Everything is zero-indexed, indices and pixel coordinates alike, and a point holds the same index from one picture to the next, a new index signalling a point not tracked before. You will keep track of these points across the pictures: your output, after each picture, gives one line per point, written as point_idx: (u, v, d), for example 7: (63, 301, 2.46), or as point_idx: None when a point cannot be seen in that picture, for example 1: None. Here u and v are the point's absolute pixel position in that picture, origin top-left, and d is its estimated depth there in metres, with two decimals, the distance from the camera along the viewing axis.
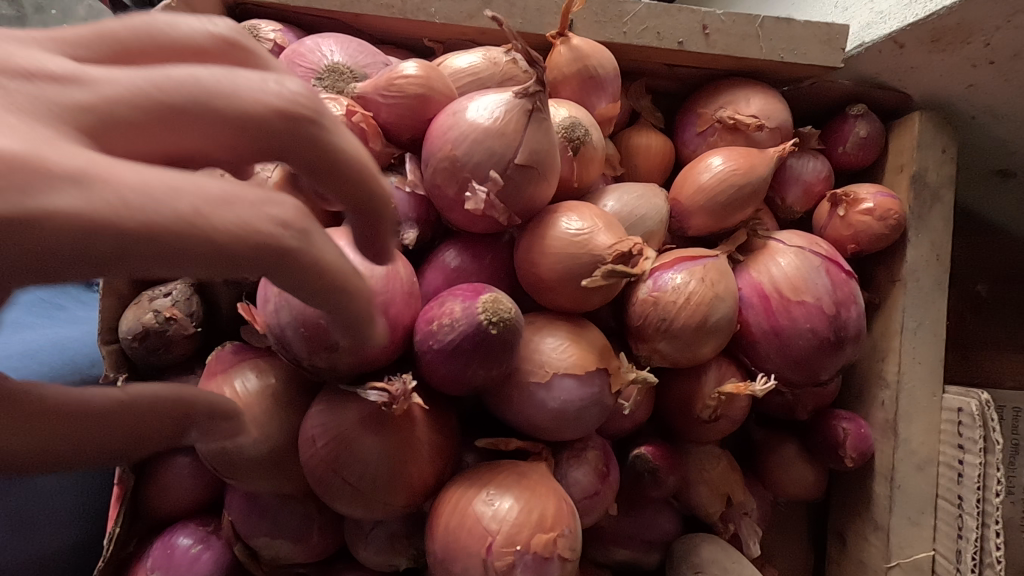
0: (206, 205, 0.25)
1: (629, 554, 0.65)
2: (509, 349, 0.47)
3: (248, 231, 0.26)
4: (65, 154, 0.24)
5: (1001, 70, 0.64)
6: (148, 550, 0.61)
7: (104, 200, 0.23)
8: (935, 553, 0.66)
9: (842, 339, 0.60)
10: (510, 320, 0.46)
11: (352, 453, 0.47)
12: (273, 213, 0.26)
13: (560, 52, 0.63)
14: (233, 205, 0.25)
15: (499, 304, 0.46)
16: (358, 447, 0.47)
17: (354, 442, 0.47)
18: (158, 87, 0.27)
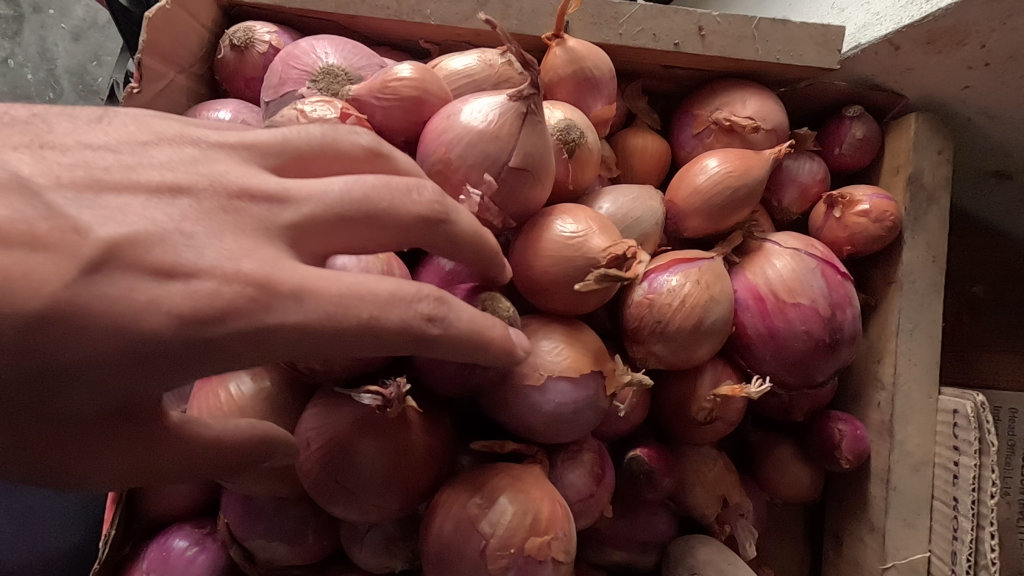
0: (380, 305, 0.36)
1: (625, 556, 0.65)
2: None
3: (405, 324, 0.36)
4: (292, 272, 0.34)
5: (997, 72, 0.64)
6: (143, 553, 0.61)
7: (320, 309, 0.34)
8: (930, 555, 0.66)
9: (837, 341, 0.60)
10: (508, 318, 0.47)
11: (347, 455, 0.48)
12: (419, 308, 0.37)
13: (556, 54, 0.63)
14: (397, 305, 0.36)
15: (498, 301, 0.47)
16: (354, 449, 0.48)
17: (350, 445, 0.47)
18: (343, 205, 0.38)
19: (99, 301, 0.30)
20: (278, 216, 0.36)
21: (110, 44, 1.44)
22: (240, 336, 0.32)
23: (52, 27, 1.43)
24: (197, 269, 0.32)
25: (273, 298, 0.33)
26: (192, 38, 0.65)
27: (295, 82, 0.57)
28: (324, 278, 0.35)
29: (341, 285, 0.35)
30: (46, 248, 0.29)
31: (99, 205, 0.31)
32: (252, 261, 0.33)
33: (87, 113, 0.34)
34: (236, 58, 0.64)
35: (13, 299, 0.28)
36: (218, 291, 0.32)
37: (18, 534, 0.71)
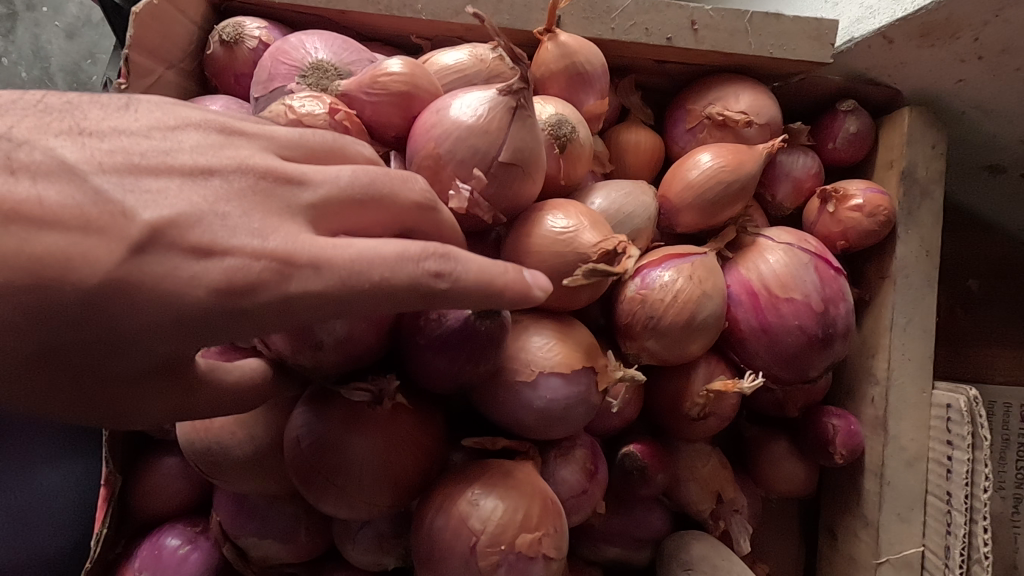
0: (389, 264, 0.35)
1: (619, 552, 0.65)
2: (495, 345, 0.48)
3: (413, 282, 0.35)
4: (307, 245, 0.35)
5: (990, 65, 0.64)
6: (136, 551, 0.61)
7: (335, 277, 0.35)
8: (924, 550, 0.66)
9: (830, 336, 0.60)
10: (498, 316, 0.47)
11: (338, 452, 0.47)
12: (426, 265, 0.36)
13: (548, 49, 0.63)
14: (403, 263, 0.35)
15: None
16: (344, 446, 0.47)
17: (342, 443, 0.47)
18: (350, 189, 0.39)
19: (147, 277, 0.32)
20: (297, 197, 0.37)
21: (105, 42, 1.43)
22: (268, 304, 0.34)
23: (46, 25, 1.42)
24: (228, 247, 0.34)
25: (293, 268, 0.34)
26: (181, 34, 0.64)
27: (285, 78, 0.57)
28: (336, 246, 0.35)
29: (352, 251, 0.35)
30: (98, 230, 0.32)
31: (140, 187, 0.34)
32: (274, 237, 0.35)
33: (115, 103, 0.38)
34: (226, 53, 0.64)
35: (72, 272, 0.31)
36: (247, 266, 0.34)
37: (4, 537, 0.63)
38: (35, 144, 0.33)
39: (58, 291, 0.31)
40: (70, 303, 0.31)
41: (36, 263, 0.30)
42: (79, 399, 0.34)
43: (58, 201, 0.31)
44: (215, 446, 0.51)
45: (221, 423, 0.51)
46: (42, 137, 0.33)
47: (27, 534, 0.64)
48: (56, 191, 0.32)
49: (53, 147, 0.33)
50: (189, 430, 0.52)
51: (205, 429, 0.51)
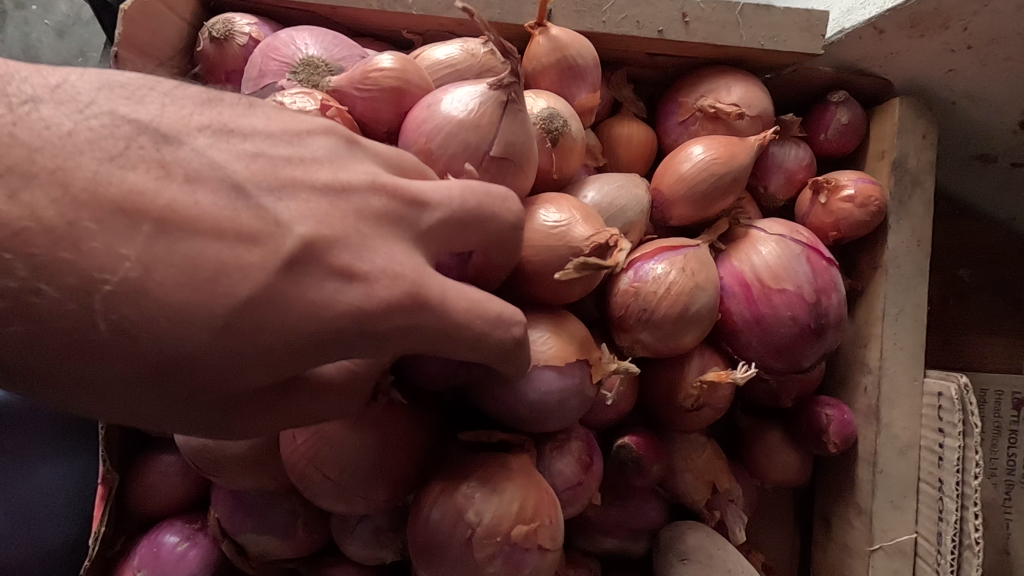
0: (490, 324, 0.37)
1: (616, 543, 0.66)
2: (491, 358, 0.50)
3: (503, 344, 0.37)
4: (435, 281, 0.35)
5: (979, 54, 0.64)
6: (134, 549, 0.61)
7: (448, 322, 0.35)
8: (917, 536, 0.67)
9: (822, 326, 0.61)
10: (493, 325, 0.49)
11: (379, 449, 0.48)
12: (516, 329, 0.38)
13: (539, 43, 0.63)
14: (499, 324, 0.37)
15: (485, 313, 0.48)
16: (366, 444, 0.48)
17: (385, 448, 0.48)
18: (461, 211, 0.39)
19: (295, 293, 0.32)
20: (419, 221, 0.37)
21: (96, 40, 1.42)
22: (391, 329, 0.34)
23: (35, 22, 1.41)
24: (368, 271, 0.34)
25: (427, 300, 0.34)
26: (171, 31, 0.64)
27: (276, 74, 0.57)
28: (453, 288, 0.36)
29: (466, 298, 0.36)
30: (251, 240, 0.32)
31: (284, 192, 0.33)
32: (405, 263, 0.35)
33: (238, 103, 0.36)
34: (216, 50, 0.63)
35: (228, 280, 0.31)
36: (382, 287, 0.34)
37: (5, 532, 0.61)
38: (184, 141, 0.32)
39: (213, 298, 0.31)
40: (220, 308, 0.31)
41: (191, 268, 0.30)
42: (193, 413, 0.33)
43: (216, 208, 0.31)
44: (211, 442, 0.51)
45: None
46: (188, 135, 0.32)
47: (28, 530, 0.62)
48: (215, 200, 0.31)
49: (201, 145, 0.32)
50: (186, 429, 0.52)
51: None
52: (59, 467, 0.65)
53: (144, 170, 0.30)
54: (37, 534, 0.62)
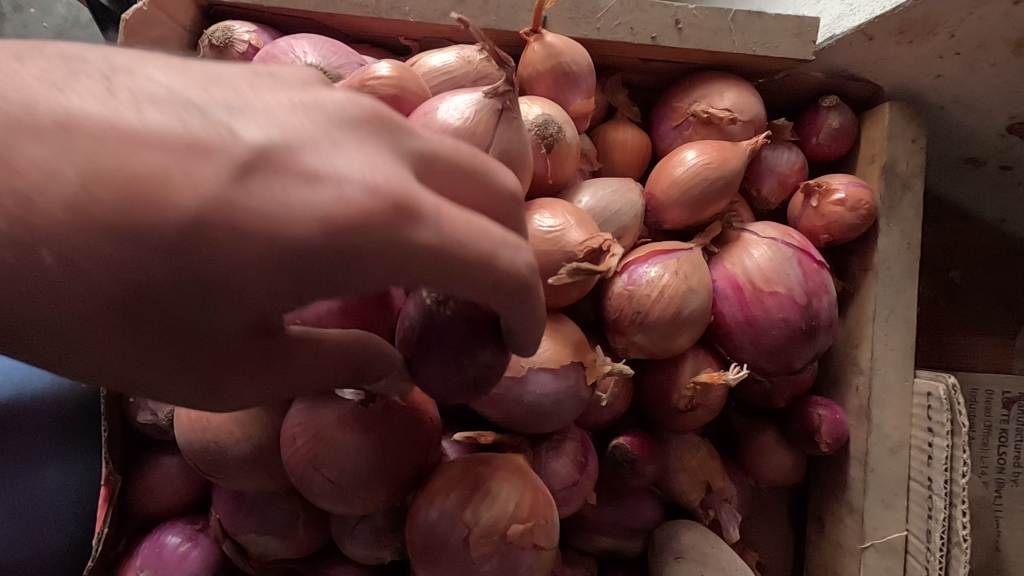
0: (499, 247, 0.29)
1: (611, 542, 0.67)
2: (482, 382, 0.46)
3: (518, 272, 0.30)
4: (429, 196, 0.27)
5: (967, 61, 0.65)
6: (137, 549, 0.62)
7: (449, 239, 0.27)
8: (907, 534, 0.68)
9: (813, 328, 0.62)
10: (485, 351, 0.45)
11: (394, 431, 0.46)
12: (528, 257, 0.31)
13: (534, 49, 0.64)
14: (514, 251, 0.30)
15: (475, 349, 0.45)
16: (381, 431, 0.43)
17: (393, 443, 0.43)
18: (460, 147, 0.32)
19: (250, 211, 0.24)
20: (408, 138, 0.29)
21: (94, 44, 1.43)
22: (382, 252, 0.26)
23: (34, 26, 1.42)
24: (339, 171, 0.25)
25: (418, 212, 0.26)
26: (172, 39, 0.65)
27: None
28: (454, 209, 0.28)
29: (469, 218, 0.28)
30: (196, 149, 0.24)
31: (247, 109, 0.25)
32: (389, 172, 0.26)
33: None
34: (216, 57, 0.64)
35: (166, 202, 0.23)
36: (358, 196, 0.25)
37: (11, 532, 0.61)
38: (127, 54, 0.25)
39: (151, 226, 0.23)
40: (164, 235, 0.23)
41: (129, 181, 0.23)
42: (184, 371, 0.28)
43: (153, 116, 0.24)
44: (213, 445, 0.52)
45: (220, 423, 0.52)
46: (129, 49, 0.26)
47: (33, 530, 0.62)
48: (153, 109, 0.24)
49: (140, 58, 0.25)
50: (188, 431, 0.53)
51: (203, 429, 0.52)
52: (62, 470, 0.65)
53: (85, 89, 0.24)
54: (41, 534, 0.63)
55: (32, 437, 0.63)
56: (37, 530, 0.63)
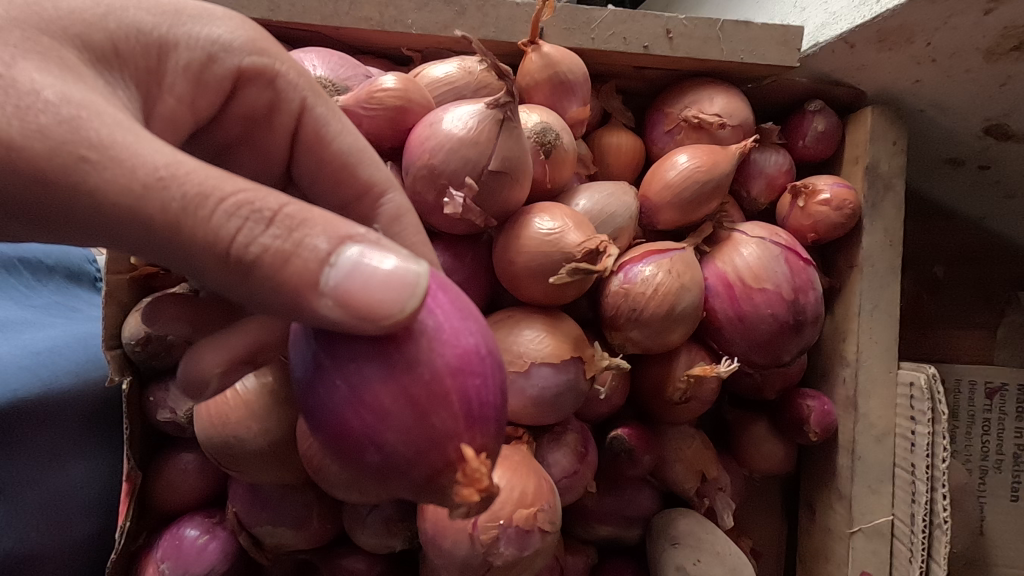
0: (361, 185, 0.47)
1: (610, 530, 0.70)
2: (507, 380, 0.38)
3: (367, 184, 0.47)
4: (319, 117, 0.47)
5: (943, 67, 0.68)
6: (157, 543, 0.64)
7: (324, 146, 0.47)
8: (893, 518, 0.71)
9: (801, 322, 0.65)
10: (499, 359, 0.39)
11: (386, 311, 0.31)
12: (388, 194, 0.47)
13: (532, 60, 0.67)
14: (379, 168, 0.47)
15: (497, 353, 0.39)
16: (373, 301, 0.30)
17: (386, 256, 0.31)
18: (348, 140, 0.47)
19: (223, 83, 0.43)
20: (314, 105, 0.46)
21: None
22: (294, 151, 0.48)
23: None
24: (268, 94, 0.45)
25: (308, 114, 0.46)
26: None
27: None
28: (342, 131, 0.47)
29: (350, 142, 0.47)
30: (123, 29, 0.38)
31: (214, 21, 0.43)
32: (319, 106, 0.47)
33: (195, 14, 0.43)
34: None
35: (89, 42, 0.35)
36: (278, 109, 0.46)
37: (45, 523, 0.63)
38: None
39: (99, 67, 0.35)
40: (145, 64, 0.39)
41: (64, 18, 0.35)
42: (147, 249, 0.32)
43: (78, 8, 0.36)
44: (231, 439, 0.55)
45: (238, 419, 0.54)
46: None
47: (64, 520, 0.65)
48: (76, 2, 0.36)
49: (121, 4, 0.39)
50: (208, 427, 0.56)
51: (223, 425, 0.55)
52: (87, 465, 0.69)
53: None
54: (71, 526, 0.66)
55: (63, 430, 0.67)
56: (67, 522, 0.65)
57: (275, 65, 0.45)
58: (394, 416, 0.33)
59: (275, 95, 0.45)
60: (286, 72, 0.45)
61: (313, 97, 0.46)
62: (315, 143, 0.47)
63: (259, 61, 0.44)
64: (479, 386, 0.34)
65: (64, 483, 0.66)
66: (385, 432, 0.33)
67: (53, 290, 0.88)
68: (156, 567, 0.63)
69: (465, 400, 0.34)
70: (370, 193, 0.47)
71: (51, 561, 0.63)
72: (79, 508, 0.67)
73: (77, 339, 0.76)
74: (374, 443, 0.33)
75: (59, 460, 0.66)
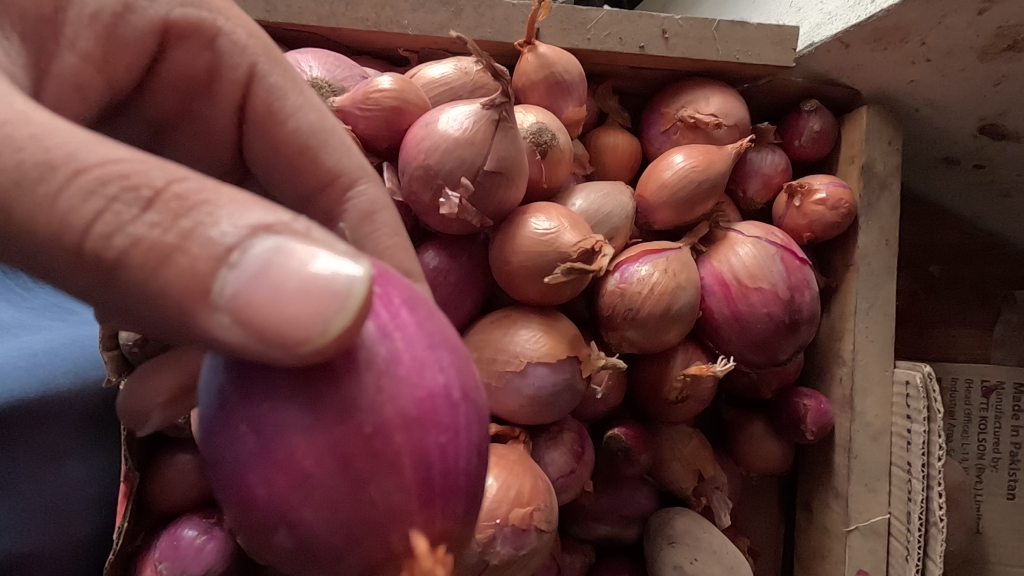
0: (330, 168, 0.46)
1: (608, 529, 0.70)
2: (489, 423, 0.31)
3: (336, 168, 0.46)
4: (275, 90, 0.46)
5: (937, 67, 0.69)
6: (155, 543, 0.64)
7: (287, 128, 0.46)
8: (889, 517, 0.71)
9: (796, 321, 0.65)
10: None
11: (303, 333, 0.26)
12: (360, 182, 0.46)
13: (528, 60, 0.67)
14: (348, 153, 0.46)
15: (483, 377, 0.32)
16: (283, 316, 0.26)
17: (305, 260, 0.27)
18: (314, 123, 0.46)
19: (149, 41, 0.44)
20: (265, 73, 0.46)
21: None
22: (256, 133, 0.47)
23: None
24: (207, 54, 0.46)
25: (257, 81, 0.46)
26: None
27: None
28: (300, 107, 0.46)
29: (312, 121, 0.46)
30: None
31: None
32: (272, 74, 0.46)
33: None
34: None
35: None
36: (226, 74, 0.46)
37: (45, 523, 0.63)
38: None
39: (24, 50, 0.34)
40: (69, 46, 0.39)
41: None
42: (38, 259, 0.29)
43: None
44: None
45: None
46: None
47: (63, 521, 0.65)
48: None
49: None
50: None
51: None
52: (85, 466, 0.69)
53: None
54: (69, 525, 0.66)
55: (62, 430, 0.67)
56: (66, 522, 0.66)
57: (216, 20, 0.46)
58: (320, 482, 0.26)
59: (213, 56, 0.46)
60: (227, 29, 0.46)
61: (263, 62, 0.46)
62: (272, 119, 0.46)
63: (193, 14, 0.45)
64: (444, 442, 0.28)
65: (62, 484, 0.66)
66: (304, 507, 0.27)
67: (51, 291, 0.88)
68: (154, 567, 0.63)
69: (421, 464, 0.27)
70: (340, 179, 0.46)
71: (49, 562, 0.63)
72: (78, 509, 0.67)
73: (75, 340, 0.76)
74: (288, 519, 0.27)
75: (57, 460, 0.66)
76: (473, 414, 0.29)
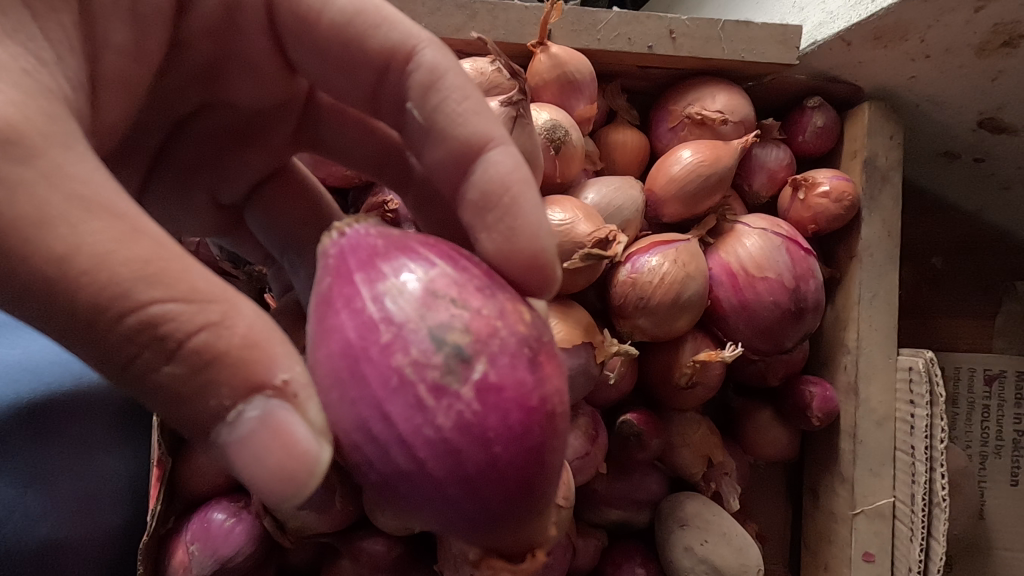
0: (386, 47, 0.45)
1: (620, 514, 0.72)
2: (472, 428, 0.31)
3: (386, 46, 0.45)
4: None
5: (936, 63, 0.71)
6: (186, 526, 0.67)
7: (324, 25, 0.46)
8: (894, 500, 0.73)
9: (802, 310, 0.67)
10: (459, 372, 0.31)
11: (275, 496, 0.30)
12: (418, 54, 0.45)
13: (541, 60, 0.70)
14: (386, 30, 0.45)
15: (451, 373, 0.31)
16: (262, 483, 0.30)
17: (288, 439, 0.30)
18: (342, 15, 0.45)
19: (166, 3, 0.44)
20: None
21: None
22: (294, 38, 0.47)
23: None
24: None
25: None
26: None
27: None
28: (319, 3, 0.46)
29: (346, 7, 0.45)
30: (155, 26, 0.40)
31: None
32: None
33: None
34: None
35: None
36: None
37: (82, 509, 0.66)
38: None
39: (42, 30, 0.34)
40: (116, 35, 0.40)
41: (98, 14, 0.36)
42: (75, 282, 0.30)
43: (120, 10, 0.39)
44: None
45: None
46: None
47: (98, 508, 0.68)
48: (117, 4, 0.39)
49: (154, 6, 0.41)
50: None
51: None
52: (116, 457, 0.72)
53: None
54: (103, 512, 0.68)
55: (95, 422, 0.70)
56: (100, 509, 0.68)
57: None
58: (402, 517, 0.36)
59: None
60: None
61: None
62: (310, 22, 0.46)
63: None
64: (424, 492, 0.31)
65: (96, 473, 0.69)
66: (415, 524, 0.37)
67: None
68: (186, 548, 0.65)
69: (425, 510, 0.32)
70: (394, 53, 0.45)
71: (87, 546, 0.65)
72: (110, 498, 0.70)
73: None
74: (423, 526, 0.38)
75: (90, 449, 0.69)
76: (437, 463, 0.31)
